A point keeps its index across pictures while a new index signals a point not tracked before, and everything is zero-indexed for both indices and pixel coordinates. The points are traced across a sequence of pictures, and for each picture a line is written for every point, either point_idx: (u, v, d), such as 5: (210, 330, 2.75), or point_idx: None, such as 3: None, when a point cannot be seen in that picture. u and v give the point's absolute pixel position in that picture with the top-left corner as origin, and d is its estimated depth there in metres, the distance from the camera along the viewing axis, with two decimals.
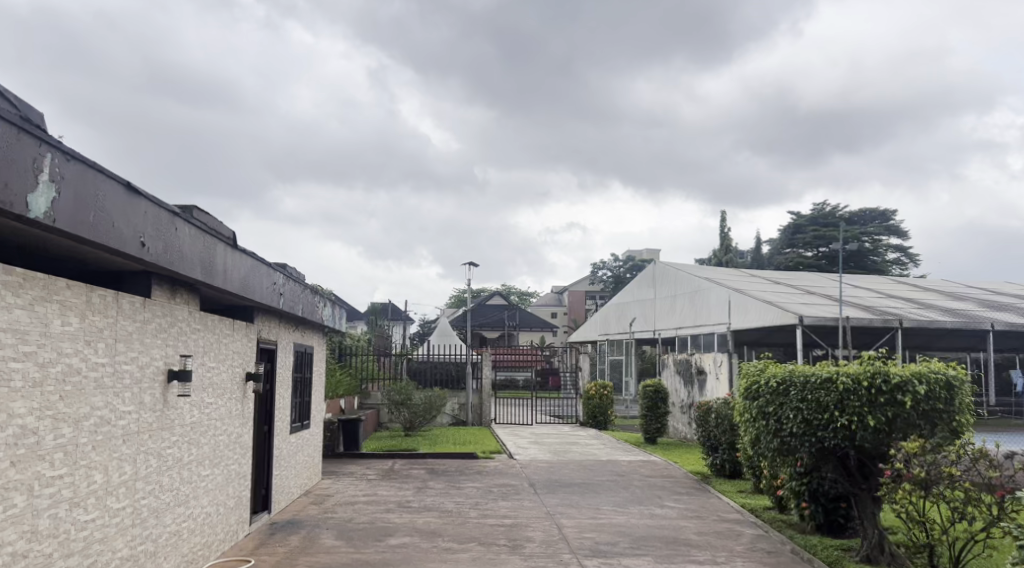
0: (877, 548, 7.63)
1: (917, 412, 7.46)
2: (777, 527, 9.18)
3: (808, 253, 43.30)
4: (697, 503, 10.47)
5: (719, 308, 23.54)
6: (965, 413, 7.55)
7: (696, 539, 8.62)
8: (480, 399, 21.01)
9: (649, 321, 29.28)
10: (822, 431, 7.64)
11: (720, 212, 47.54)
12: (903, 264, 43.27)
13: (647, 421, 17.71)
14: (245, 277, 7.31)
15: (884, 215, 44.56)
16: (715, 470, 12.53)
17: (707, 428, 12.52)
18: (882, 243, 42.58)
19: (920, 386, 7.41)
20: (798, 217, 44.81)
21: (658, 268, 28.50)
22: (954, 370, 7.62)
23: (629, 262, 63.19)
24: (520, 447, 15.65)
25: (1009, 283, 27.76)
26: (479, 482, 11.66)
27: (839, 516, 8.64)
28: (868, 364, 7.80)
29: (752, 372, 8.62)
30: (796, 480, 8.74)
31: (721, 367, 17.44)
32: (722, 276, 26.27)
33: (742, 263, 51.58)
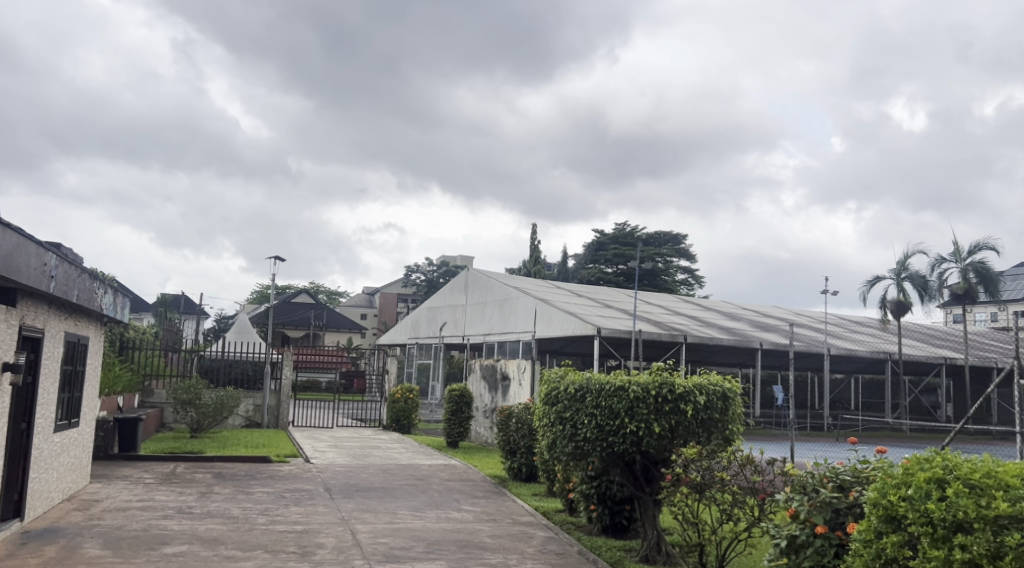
0: (655, 547, 8.13)
1: (696, 420, 8.04)
2: (566, 528, 9.55)
3: (609, 269, 45.89)
4: (493, 506, 10.64)
5: (525, 317, 24.23)
6: (736, 422, 8.28)
7: (490, 542, 8.74)
8: (277, 400, 20.04)
9: (458, 326, 29.55)
10: (612, 436, 8.03)
11: (532, 225, 49.24)
12: (691, 285, 47.04)
13: (449, 425, 17.78)
14: (7, 255, 6.46)
15: (676, 238, 48.21)
16: (512, 473, 12.80)
17: (507, 433, 12.78)
18: (673, 265, 46.03)
19: (700, 397, 8.02)
20: (602, 234, 47.34)
21: (470, 275, 28.84)
22: (729, 383, 8.32)
23: (443, 267, 63.67)
24: (317, 450, 15.14)
25: (777, 308, 30.88)
26: (271, 486, 11.13)
27: (623, 518, 9.13)
28: (657, 374, 8.28)
29: (552, 379, 8.91)
30: (586, 484, 9.12)
31: (524, 374, 17.89)
32: (531, 285, 27.07)
33: (549, 275, 53.67)
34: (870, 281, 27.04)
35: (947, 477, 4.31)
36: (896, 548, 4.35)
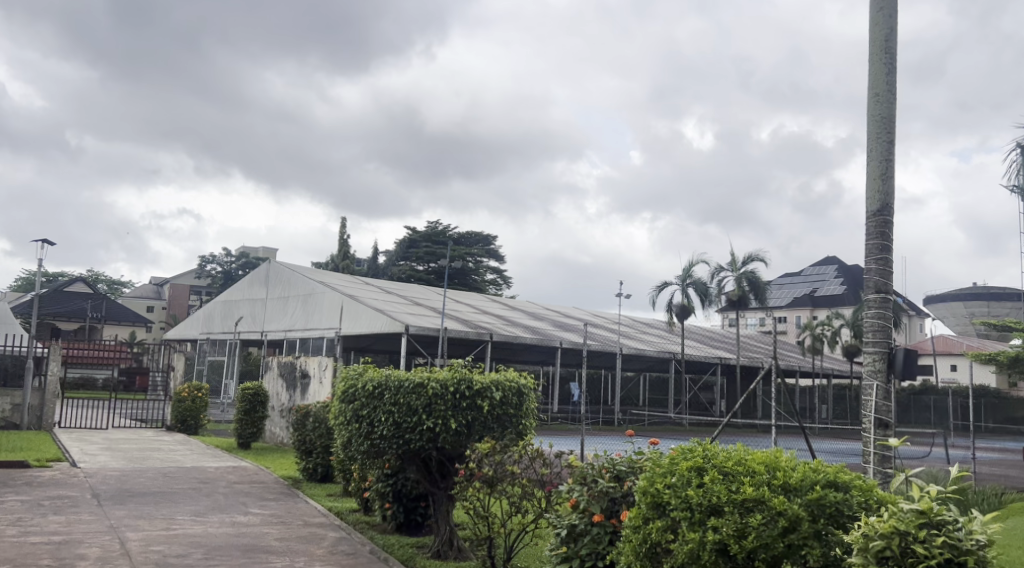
0: (447, 542, 8.19)
1: (491, 416, 8.20)
2: (359, 527, 9.39)
3: (419, 266, 45.90)
4: (283, 508, 10.24)
5: (330, 313, 23.59)
6: (529, 417, 8.56)
7: (276, 545, 8.40)
8: (41, 399, 18.08)
9: (257, 321, 28.21)
10: (409, 433, 7.99)
11: (341, 219, 48.18)
12: (498, 285, 48.19)
13: (241, 425, 16.88)
14: None
15: (487, 238, 49.19)
16: (307, 474, 12.40)
17: (302, 432, 12.34)
18: (482, 265, 46.93)
19: (496, 393, 8.20)
20: (413, 232, 47.25)
21: (272, 267, 27.63)
22: (525, 379, 8.59)
23: (243, 259, 60.58)
24: (86, 454, 13.79)
25: (577, 309, 32.39)
26: (26, 494, 9.98)
27: (417, 515, 9.12)
28: (456, 370, 8.35)
29: (350, 375, 8.72)
30: (381, 482, 9.02)
31: (325, 371, 17.41)
32: (337, 280, 26.42)
33: (358, 271, 52.78)
34: (659, 286, 29.07)
35: (706, 465, 4.70)
36: (659, 533, 4.66)
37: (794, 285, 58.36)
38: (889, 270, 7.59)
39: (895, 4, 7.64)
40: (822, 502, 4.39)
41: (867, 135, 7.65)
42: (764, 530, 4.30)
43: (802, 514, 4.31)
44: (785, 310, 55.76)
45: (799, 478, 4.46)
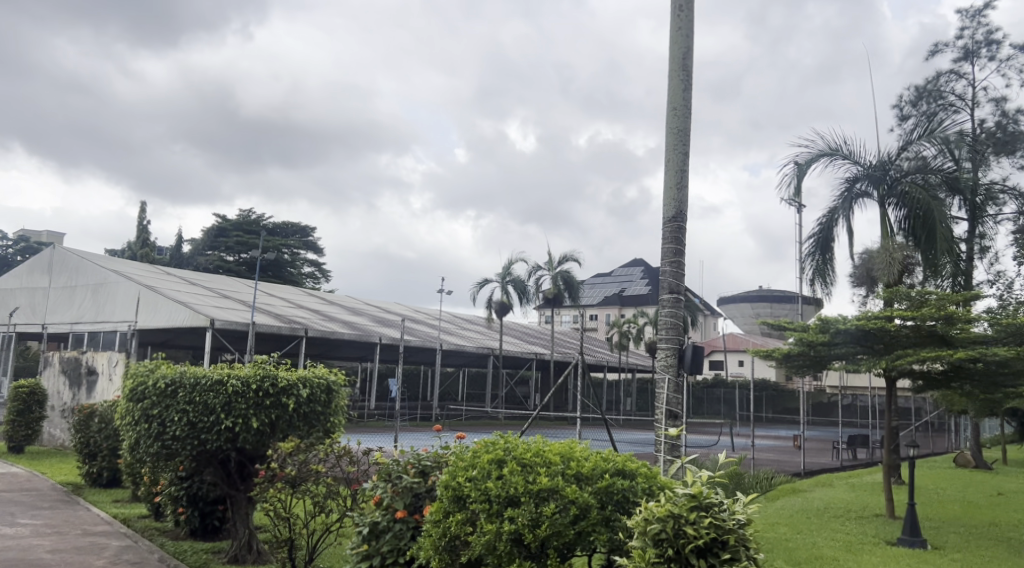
0: (245, 546, 7.81)
1: (297, 414, 7.92)
2: (148, 535, 8.76)
3: (229, 257, 43.56)
4: (60, 517, 9.34)
5: (125, 305, 21.79)
6: (338, 414, 8.36)
7: (47, 558, 7.63)
8: None
9: (38, 313, 25.48)
10: (205, 434, 7.54)
11: (142, 204, 44.68)
12: (315, 279, 46.81)
13: (12, 428, 15.16)
14: None
15: (304, 230, 47.61)
16: (90, 479, 11.40)
17: (85, 434, 11.32)
18: (299, 257, 45.36)
19: (302, 390, 7.92)
20: (224, 220, 44.76)
21: (57, 253, 25.06)
22: (334, 375, 8.39)
23: (23, 243, 54.49)
24: None
25: (396, 304, 32.18)
26: None
27: (214, 518, 8.65)
28: (259, 367, 7.97)
29: (140, 372, 8.08)
30: (174, 485, 8.44)
31: (114, 368, 16.05)
32: (134, 269, 24.45)
33: (160, 260, 49.20)
34: (478, 282, 29.50)
35: (505, 457, 4.80)
36: (459, 526, 4.70)
37: (604, 284, 61.52)
38: (681, 271, 8.17)
39: (693, 25, 8.22)
40: (610, 489, 4.63)
41: (665, 144, 8.17)
42: (556, 519, 4.46)
43: (591, 501, 4.51)
44: (596, 308, 58.69)
45: (590, 467, 4.68)
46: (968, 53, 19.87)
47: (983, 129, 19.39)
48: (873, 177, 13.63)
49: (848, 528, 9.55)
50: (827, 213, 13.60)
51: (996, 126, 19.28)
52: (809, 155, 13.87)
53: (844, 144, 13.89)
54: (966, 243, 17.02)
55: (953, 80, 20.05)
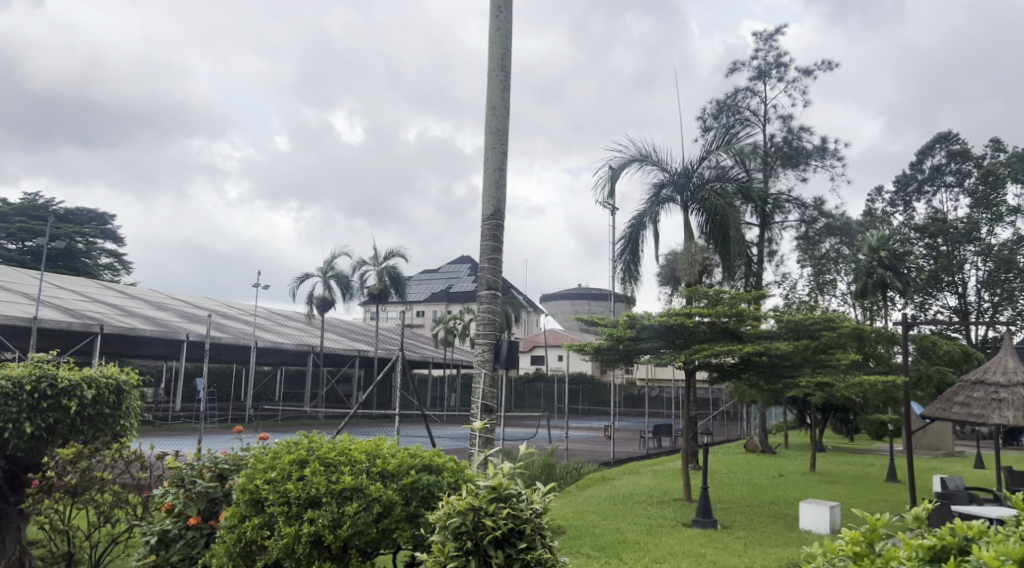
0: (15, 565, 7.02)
1: (80, 417, 7.23)
2: None
3: (11, 245, 39.12)
4: None
5: None
6: (129, 416, 7.72)
7: None
8: None
9: None
10: None
11: None
12: (115, 271, 43.17)
13: None
14: None
15: (102, 217, 43.75)
16: None
17: None
18: (96, 247, 41.62)
19: (88, 391, 7.23)
20: (4, 204, 40.13)
21: None
22: (125, 375, 7.74)
23: None
24: None
25: (207, 299, 30.41)
26: None
27: None
28: (36, 365, 7.18)
29: None
30: None
31: None
32: None
33: None
34: (297, 277, 28.50)
35: (308, 457, 4.63)
36: (255, 530, 4.48)
37: (430, 280, 61.58)
38: (498, 267, 8.29)
39: (511, 26, 8.37)
40: (415, 485, 4.59)
41: (484, 143, 8.25)
42: (358, 517, 4.38)
43: (394, 499, 4.46)
44: (421, 304, 58.66)
45: (396, 464, 4.62)
46: (762, 73, 21.79)
47: (772, 144, 21.38)
48: (678, 183, 14.61)
49: (649, 512, 10.16)
50: (637, 215, 14.39)
51: (784, 141, 21.29)
52: (622, 160, 14.62)
53: (653, 151, 14.77)
54: (756, 247, 18.68)
55: (748, 96, 21.92)
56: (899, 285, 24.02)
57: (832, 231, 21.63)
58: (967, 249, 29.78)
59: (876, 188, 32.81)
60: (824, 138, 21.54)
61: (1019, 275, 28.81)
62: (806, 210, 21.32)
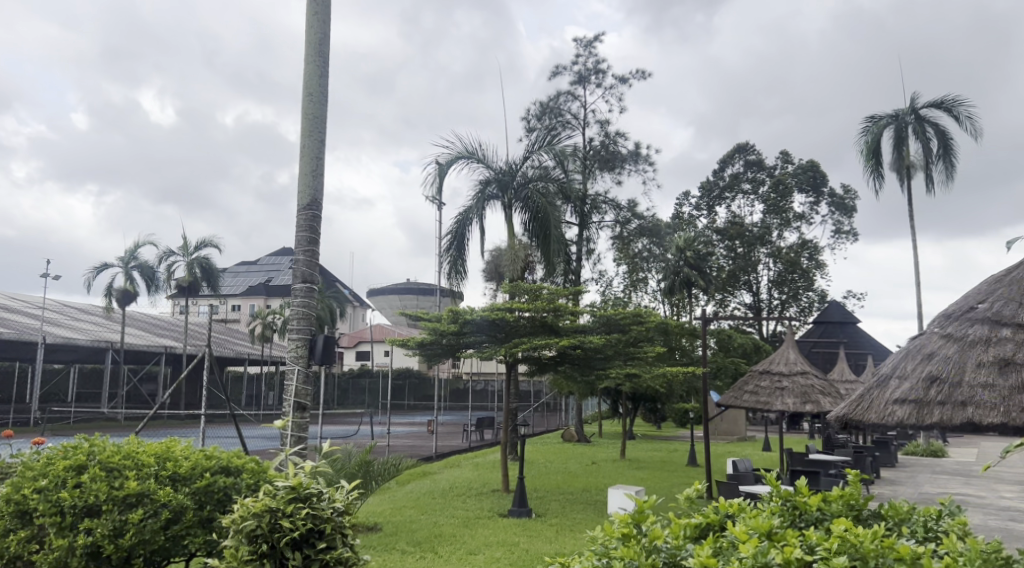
0: None
1: None
2: None
3: None
4: None
5: None
6: None
7: None
8: None
9: None
10: None
11: None
12: None
13: None
14: None
15: None
16: None
17: None
18: None
19: None
20: None
21: None
22: None
23: None
24: None
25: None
26: None
27: None
28: None
29: None
30: None
31: None
32: None
33: None
34: (95, 268, 26.15)
35: (88, 463, 4.24)
36: (21, 545, 4.08)
37: (248, 273, 58.78)
38: (315, 260, 8.03)
39: (329, 10, 8.14)
40: (209, 489, 4.37)
41: (300, 129, 7.96)
42: (144, 525, 4.12)
43: (185, 504, 4.23)
44: (238, 297, 55.83)
45: (189, 467, 4.36)
46: (581, 78, 22.71)
47: (591, 146, 22.34)
48: (502, 181, 14.88)
49: (467, 504, 10.28)
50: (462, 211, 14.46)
51: (601, 144, 22.34)
52: (449, 156, 14.66)
53: (478, 148, 14.94)
54: (575, 245, 19.45)
55: (569, 100, 22.78)
56: (702, 283, 25.94)
57: (644, 231, 22.99)
58: (761, 251, 32.68)
59: (684, 192, 35.17)
60: (638, 143, 22.78)
61: (803, 275, 32.07)
62: (621, 211, 22.51)
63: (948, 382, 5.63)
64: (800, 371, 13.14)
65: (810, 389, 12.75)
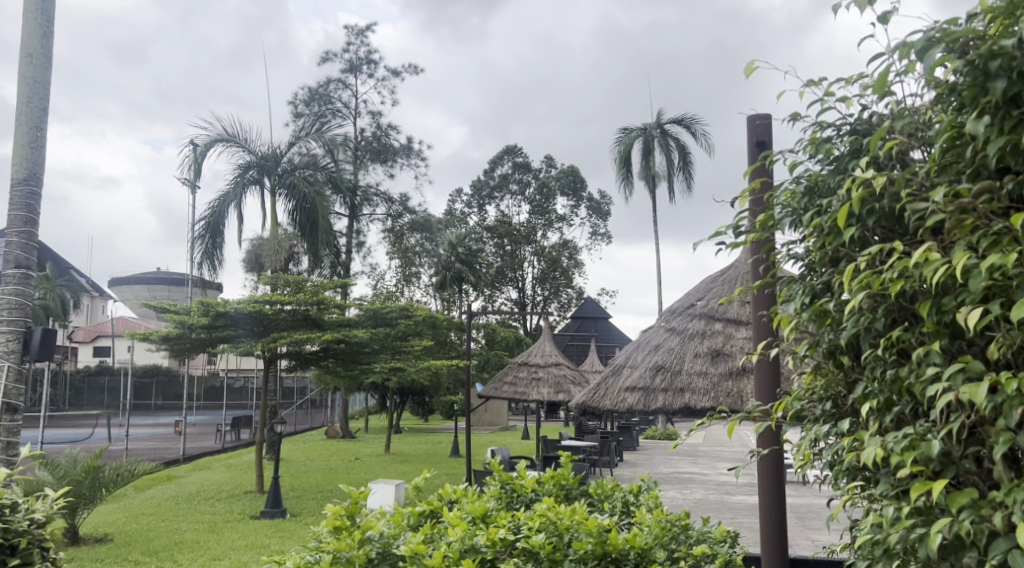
0: None
1: None
2: None
3: None
4: None
5: None
6: None
7: None
8: None
9: None
10: None
11: None
12: None
13: None
14: None
15: None
16: None
17: None
18: None
19: None
20: None
21: None
22: None
23: None
24: None
25: None
26: None
27: None
28: None
29: None
30: None
31: None
32: None
33: None
34: None
35: None
36: None
37: None
38: (31, 244, 7.13)
39: None
40: None
41: (17, 94, 7.02)
42: None
43: None
44: None
45: None
46: (353, 67, 22.37)
47: (362, 137, 22.09)
48: (263, 167, 14.07)
49: (215, 508, 9.69)
50: (220, 196, 13.59)
51: (372, 136, 22.13)
52: (207, 138, 13.68)
53: (241, 131, 14.14)
54: (344, 237, 19.06)
55: (340, 88, 22.31)
56: (471, 279, 26.59)
57: (415, 226, 23.06)
58: (526, 249, 34.22)
59: (455, 190, 35.83)
60: (410, 137, 22.84)
61: (564, 273, 34.04)
62: (392, 204, 22.41)
63: (671, 370, 6.22)
64: (553, 362, 13.90)
65: (562, 379, 13.55)
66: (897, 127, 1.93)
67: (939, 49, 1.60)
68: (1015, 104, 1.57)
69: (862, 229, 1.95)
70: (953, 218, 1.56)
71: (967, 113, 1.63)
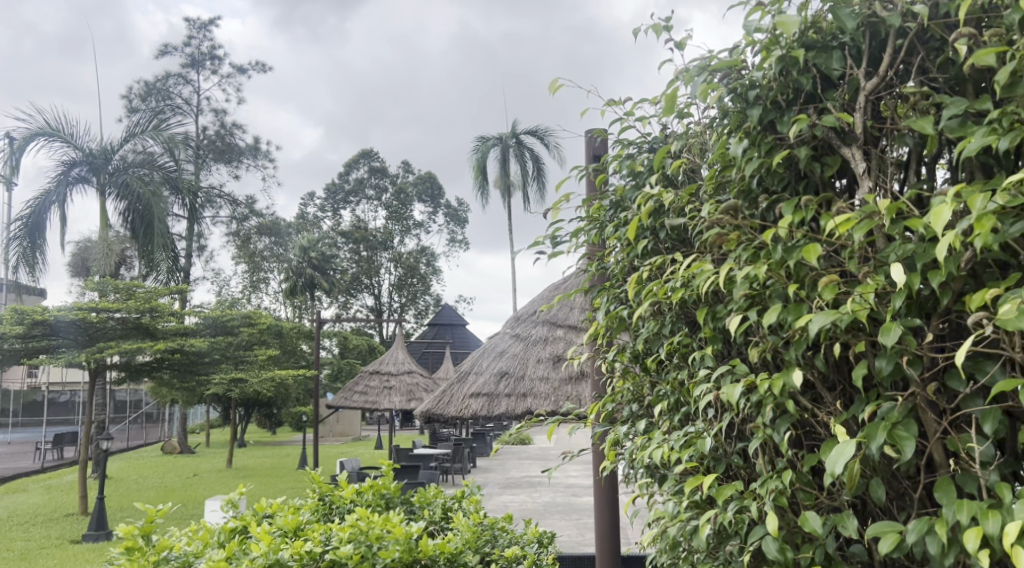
0: None
1: None
2: None
3: None
4: None
5: None
6: None
7: None
8: None
9: None
10: None
11: None
12: None
13: None
14: None
15: None
16: None
17: None
18: None
19: None
20: None
21: None
22: None
23: None
24: None
25: None
26: None
27: None
28: None
29: None
30: None
31: None
32: None
33: None
34: None
35: None
36: None
37: None
38: None
39: None
40: None
41: None
42: None
43: None
44: None
45: None
46: (194, 61, 21.29)
47: (204, 136, 21.06)
48: (93, 164, 13.02)
49: (29, 534, 8.90)
50: (39, 196, 12.45)
51: (216, 135, 21.20)
52: (26, 131, 12.52)
53: (65, 124, 13.07)
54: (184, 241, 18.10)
55: (180, 83, 21.24)
56: (324, 285, 25.98)
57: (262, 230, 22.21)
58: (383, 256, 33.83)
59: (307, 193, 34.88)
60: (257, 138, 22.10)
61: (421, 280, 33.93)
62: (238, 207, 21.49)
63: (514, 376, 6.34)
64: (406, 370, 13.80)
65: (414, 387, 13.46)
66: (683, 148, 2.09)
67: (703, 81, 1.76)
68: (772, 130, 1.75)
69: (653, 240, 2.10)
70: (718, 230, 1.69)
71: (735, 134, 1.80)
